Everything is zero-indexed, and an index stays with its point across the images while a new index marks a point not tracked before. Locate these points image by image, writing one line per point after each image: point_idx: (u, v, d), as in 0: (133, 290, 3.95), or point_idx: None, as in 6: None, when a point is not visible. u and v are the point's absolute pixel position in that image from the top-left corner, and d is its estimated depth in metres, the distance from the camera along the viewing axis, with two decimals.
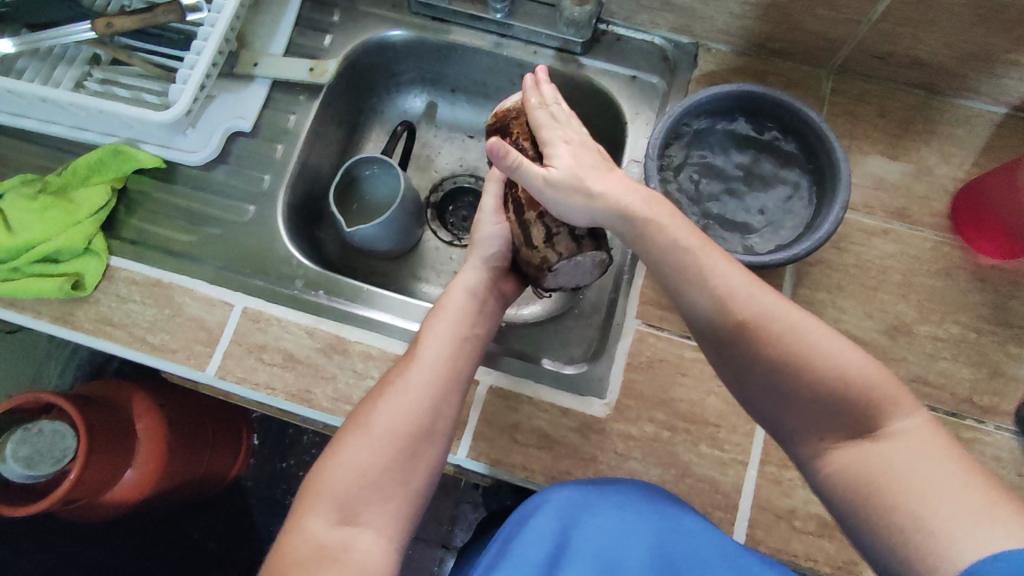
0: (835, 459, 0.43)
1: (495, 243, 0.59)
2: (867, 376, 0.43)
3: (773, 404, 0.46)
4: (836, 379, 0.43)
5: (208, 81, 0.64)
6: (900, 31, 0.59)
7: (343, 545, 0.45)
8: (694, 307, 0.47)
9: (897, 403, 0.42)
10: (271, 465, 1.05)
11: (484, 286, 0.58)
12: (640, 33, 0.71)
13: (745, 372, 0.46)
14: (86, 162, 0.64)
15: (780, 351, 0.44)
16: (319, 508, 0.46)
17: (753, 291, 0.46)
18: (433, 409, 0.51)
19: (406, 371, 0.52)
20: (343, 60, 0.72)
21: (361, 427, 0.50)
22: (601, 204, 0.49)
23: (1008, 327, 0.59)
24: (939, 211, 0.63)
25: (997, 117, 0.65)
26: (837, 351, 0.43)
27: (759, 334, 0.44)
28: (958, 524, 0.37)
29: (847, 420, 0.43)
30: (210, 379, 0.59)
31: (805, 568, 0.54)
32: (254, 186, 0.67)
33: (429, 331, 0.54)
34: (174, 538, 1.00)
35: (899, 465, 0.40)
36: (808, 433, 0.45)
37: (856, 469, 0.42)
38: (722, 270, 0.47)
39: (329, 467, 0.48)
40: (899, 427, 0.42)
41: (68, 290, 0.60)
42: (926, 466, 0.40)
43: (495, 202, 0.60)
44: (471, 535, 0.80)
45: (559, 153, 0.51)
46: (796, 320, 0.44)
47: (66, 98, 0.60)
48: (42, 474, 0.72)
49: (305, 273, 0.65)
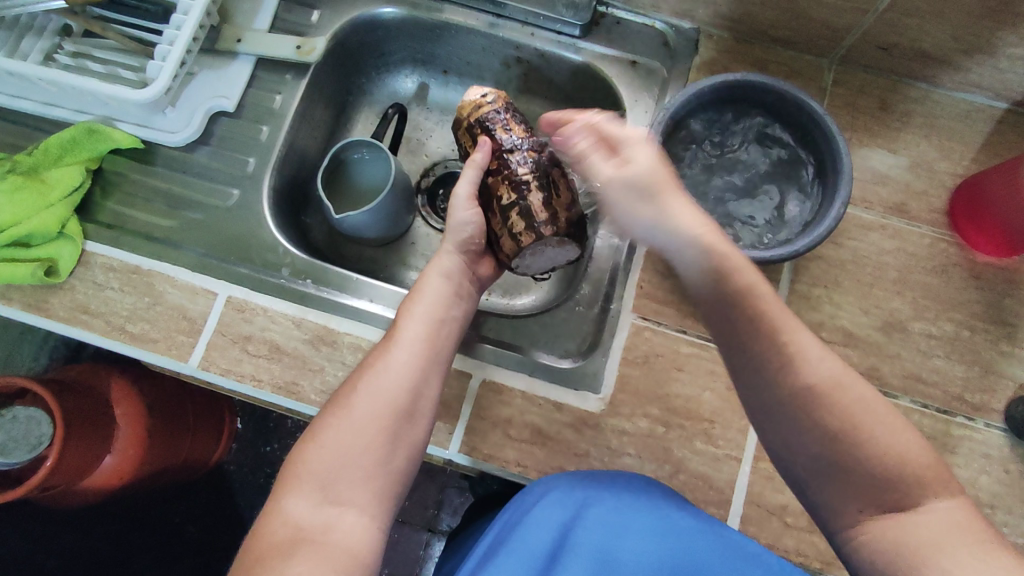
0: (870, 529, 0.43)
1: (470, 228, 0.57)
2: (914, 456, 0.43)
3: (812, 464, 0.45)
4: (886, 456, 0.43)
5: (189, 58, 0.62)
6: (906, 22, 0.58)
7: (323, 527, 0.44)
8: (752, 364, 0.47)
9: (939, 483, 0.42)
10: (253, 450, 1.03)
11: (461, 269, 0.57)
12: (640, 17, 0.69)
13: (787, 431, 0.46)
14: (59, 141, 0.61)
15: (840, 419, 0.44)
16: (300, 491, 0.45)
17: (823, 356, 0.45)
18: (414, 386, 0.50)
19: (386, 352, 0.51)
20: (331, 38, 0.69)
21: (341, 410, 0.48)
22: (672, 228, 0.47)
23: (1001, 325, 0.59)
24: (937, 207, 0.62)
25: (997, 113, 0.64)
26: (889, 432, 0.44)
27: (827, 402, 0.44)
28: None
29: (891, 495, 0.43)
30: (194, 371, 0.58)
31: (796, 563, 0.54)
32: (238, 168, 0.65)
33: (407, 312, 0.53)
34: (157, 524, 0.98)
35: (936, 540, 0.40)
36: (849, 509, 0.44)
37: (892, 539, 0.42)
38: (800, 344, 0.45)
39: (309, 449, 0.47)
40: (937, 506, 0.42)
41: (40, 276, 0.57)
42: (957, 541, 0.40)
43: (469, 189, 0.57)
44: (459, 523, 0.79)
45: (637, 157, 0.49)
46: (862, 397, 0.44)
47: (37, 72, 0.57)
48: (16, 461, 0.69)
49: (292, 260, 0.62)
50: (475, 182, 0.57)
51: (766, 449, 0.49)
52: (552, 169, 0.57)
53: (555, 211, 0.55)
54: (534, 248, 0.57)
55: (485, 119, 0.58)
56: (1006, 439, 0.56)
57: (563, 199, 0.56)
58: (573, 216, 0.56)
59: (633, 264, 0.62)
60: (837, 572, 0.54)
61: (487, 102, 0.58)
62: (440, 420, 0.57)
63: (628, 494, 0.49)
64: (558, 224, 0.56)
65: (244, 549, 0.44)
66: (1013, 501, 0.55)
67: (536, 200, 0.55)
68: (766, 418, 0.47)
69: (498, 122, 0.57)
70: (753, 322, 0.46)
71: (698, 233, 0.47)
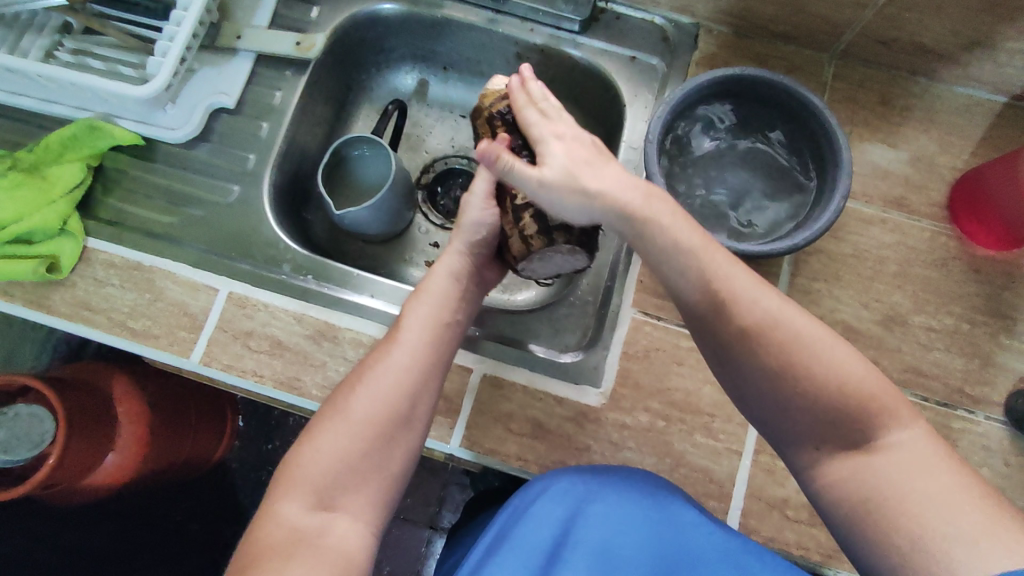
0: (832, 469, 0.43)
1: (485, 228, 0.56)
2: (868, 384, 0.43)
3: (762, 397, 0.45)
4: (839, 387, 0.42)
5: (189, 55, 0.62)
6: (906, 16, 0.58)
7: (318, 529, 0.44)
8: (695, 314, 0.47)
9: (896, 414, 0.42)
10: (255, 447, 1.03)
11: (466, 271, 0.56)
12: (639, 12, 0.69)
13: (732, 367, 0.46)
14: (59, 138, 0.61)
15: (783, 356, 0.43)
16: (297, 491, 0.45)
17: (755, 293, 0.45)
18: (413, 393, 0.50)
19: (387, 353, 0.51)
20: (331, 34, 0.69)
21: (340, 412, 0.48)
22: (595, 205, 0.46)
23: (1001, 319, 0.59)
24: (936, 201, 0.62)
25: (997, 106, 0.64)
26: (835, 357, 0.43)
27: (760, 338, 0.44)
28: (957, 544, 0.37)
29: (846, 430, 0.43)
30: (195, 367, 0.58)
31: (796, 556, 0.54)
32: (238, 165, 0.65)
33: (410, 313, 0.53)
34: (157, 521, 0.98)
35: (900, 474, 0.40)
36: (802, 442, 0.45)
37: (854, 483, 0.42)
38: (726, 274, 0.45)
39: (307, 449, 0.47)
40: (896, 439, 0.42)
41: (42, 273, 0.57)
42: (924, 475, 0.40)
43: (487, 186, 0.56)
44: (460, 518, 0.79)
45: (552, 150, 0.48)
46: (801, 329, 0.44)
47: (38, 69, 0.57)
48: (20, 458, 0.69)
49: (293, 256, 0.62)
50: (489, 181, 0.56)
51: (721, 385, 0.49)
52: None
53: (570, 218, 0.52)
54: (543, 254, 0.55)
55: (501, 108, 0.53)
56: (1006, 432, 0.56)
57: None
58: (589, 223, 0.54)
59: (631, 259, 0.62)
60: (838, 566, 0.54)
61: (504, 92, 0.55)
62: (441, 415, 0.57)
63: (628, 486, 0.50)
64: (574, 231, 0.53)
65: (240, 550, 0.44)
66: (1014, 494, 0.55)
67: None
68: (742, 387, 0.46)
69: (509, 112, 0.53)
70: (699, 280, 0.45)
71: (622, 198, 0.46)
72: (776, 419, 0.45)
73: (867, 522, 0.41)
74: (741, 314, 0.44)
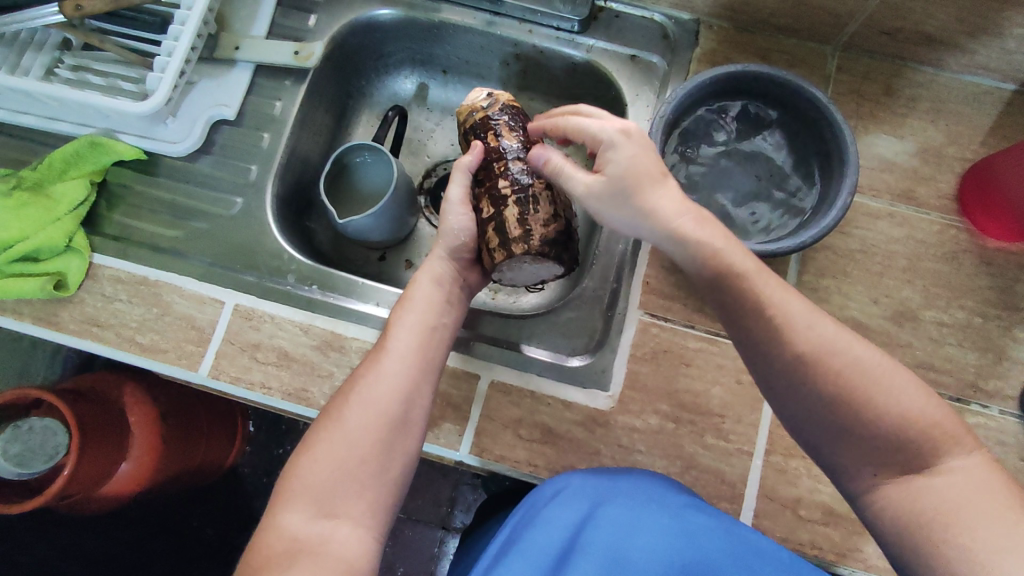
0: (887, 492, 0.43)
1: (460, 235, 0.56)
2: (920, 411, 0.43)
3: (821, 425, 0.45)
4: (898, 421, 0.42)
5: (187, 67, 0.62)
6: (910, 6, 0.57)
7: (320, 539, 0.44)
8: (751, 340, 0.46)
9: (955, 441, 0.42)
10: (268, 453, 1.03)
11: (452, 275, 0.57)
12: (638, 10, 0.68)
13: (791, 399, 0.46)
14: (62, 155, 0.61)
15: (842, 387, 0.43)
16: (295, 504, 0.45)
17: (813, 322, 0.45)
18: (406, 398, 0.49)
19: (376, 362, 0.51)
20: (329, 42, 0.69)
21: (333, 423, 0.48)
22: (648, 219, 0.47)
23: (1014, 310, 0.58)
24: (946, 193, 0.61)
25: (1005, 95, 0.63)
26: (899, 389, 0.43)
27: (820, 368, 0.44)
28: (1008, 556, 0.37)
29: (902, 455, 0.43)
30: (204, 380, 0.58)
31: (810, 555, 0.54)
32: (241, 176, 0.65)
33: (398, 320, 0.53)
34: (175, 526, 0.99)
35: (961, 500, 0.40)
36: (858, 465, 0.44)
37: (912, 504, 0.42)
38: (780, 297, 0.45)
39: (303, 462, 0.47)
40: (955, 466, 0.42)
41: (50, 290, 0.58)
42: (981, 500, 0.40)
43: (462, 192, 0.56)
44: (473, 520, 0.79)
45: (614, 155, 0.48)
46: (859, 358, 0.44)
47: (40, 88, 0.57)
48: (35, 471, 0.70)
49: (298, 266, 0.63)
50: (466, 185, 0.56)
51: (778, 416, 0.48)
52: (533, 183, 0.54)
53: (528, 229, 0.53)
54: (510, 264, 0.55)
55: (480, 122, 0.57)
56: (1021, 426, 0.56)
57: (540, 216, 0.54)
58: (550, 235, 0.54)
59: (638, 258, 0.61)
60: (852, 564, 0.54)
61: (483, 106, 0.58)
62: (450, 422, 0.57)
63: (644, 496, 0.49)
64: (532, 242, 0.53)
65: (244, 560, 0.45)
66: None
67: (511, 216, 0.53)
68: (778, 388, 0.46)
69: (499, 118, 0.57)
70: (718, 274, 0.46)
71: (675, 222, 0.46)
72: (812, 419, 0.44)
73: (917, 543, 0.41)
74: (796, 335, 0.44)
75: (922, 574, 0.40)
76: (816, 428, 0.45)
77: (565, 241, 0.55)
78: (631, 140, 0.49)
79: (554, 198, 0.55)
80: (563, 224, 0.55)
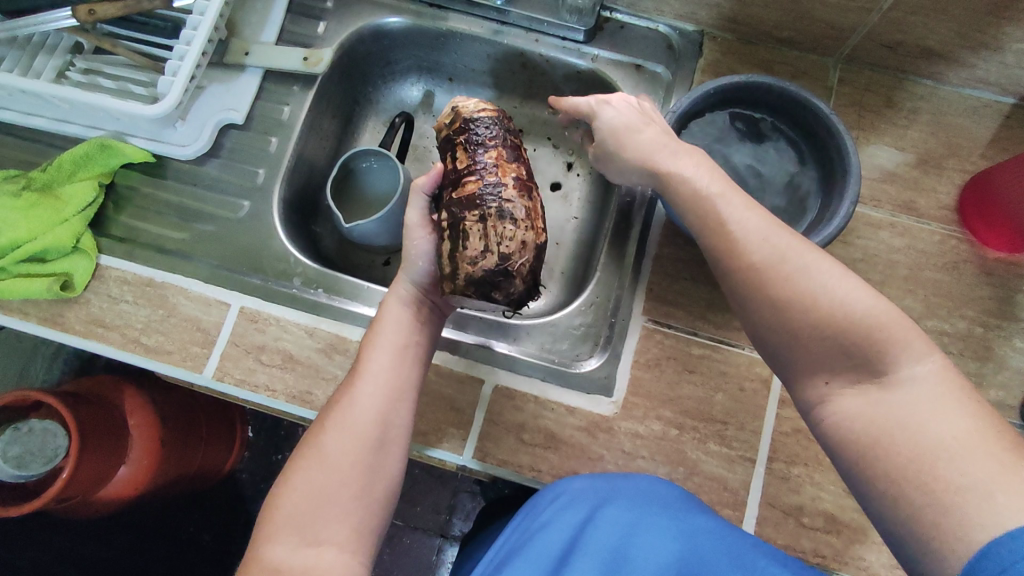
0: (838, 403, 0.40)
1: (421, 259, 0.56)
2: (883, 316, 0.39)
3: (774, 328, 0.42)
4: (846, 323, 0.39)
5: (198, 72, 0.62)
6: (911, 20, 0.58)
7: (303, 568, 0.43)
8: (714, 253, 0.46)
9: (906, 345, 0.38)
10: (265, 458, 1.03)
11: (422, 296, 0.57)
12: (643, 21, 0.69)
13: (744, 303, 0.44)
14: (72, 157, 0.61)
15: (790, 290, 0.41)
16: (279, 535, 0.45)
17: (768, 234, 0.43)
18: (381, 419, 0.49)
19: (351, 387, 0.50)
20: (338, 48, 0.69)
21: (311, 451, 0.48)
22: (633, 167, 0.52)
23: (1014, 321, 0.59)
24: (946, 204, 0.62)
25: (1004, 108, 0.64)
26: (849, 290, 0.40)
27: (769, 276, 0.42)
28: (969, 492, 0.33)
29: (859, 364, 0.39)
30: (208, 382, 0.58)
31: (812, 563, 0.54)
32: (248, 180, 0.65)
33: (371, 344, 0.53)
34: (171, 531, 0.98)
35: (919, 416, 0.36)
36: (812, 377, 0.42)
37: (863, 418, 0.38)
38: (739, 215, 0.45)
39: (283, 492, 0.47)
40: (914, 375, 0.38)
41: (56, 291, 0.58)
42: (934, 416, 0.36)
43: (419, 215, 0.56)
44: (473, 527, 0.79)
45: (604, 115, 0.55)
46: (806, 265, 0.42)
47: (51, 90, 0.58)
48: (33, 474, 0.70)
49: (304, 270, 0.63)
50: (423, 209, 0.56)
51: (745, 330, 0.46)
52: (465, 217, 0.52)
53: (455, 266, 0.52)
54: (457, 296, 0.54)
55: (450, 140, 0.57)
56: None
57: (469, 253, 0.51)
58: (477, 273, 0.51)
59: (642, 266, 0.62)
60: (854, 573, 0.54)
61: (447, 124, 0.57)
62: (453, 427, 0.57)
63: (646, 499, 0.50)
64: (456, 281, 0.52)
65: None
66: None
67: (444, 251, 0.53)
68: (738, 300, 0.44)
69: (463, 138, 0.56)
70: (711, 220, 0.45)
71: (652, 158, 0.50)
72: (801, 377, 0.42)
73: (869, 468, 0.37)
74: (750, 245, 0.43)
75: (881, 506, 0.37)
76: (773, 338, 0.43)
77: (498, 279, 0.52)
78: (612, 106, 0.55)
79: (489, 231, 0.51)
80: (498, 258, 0.51)
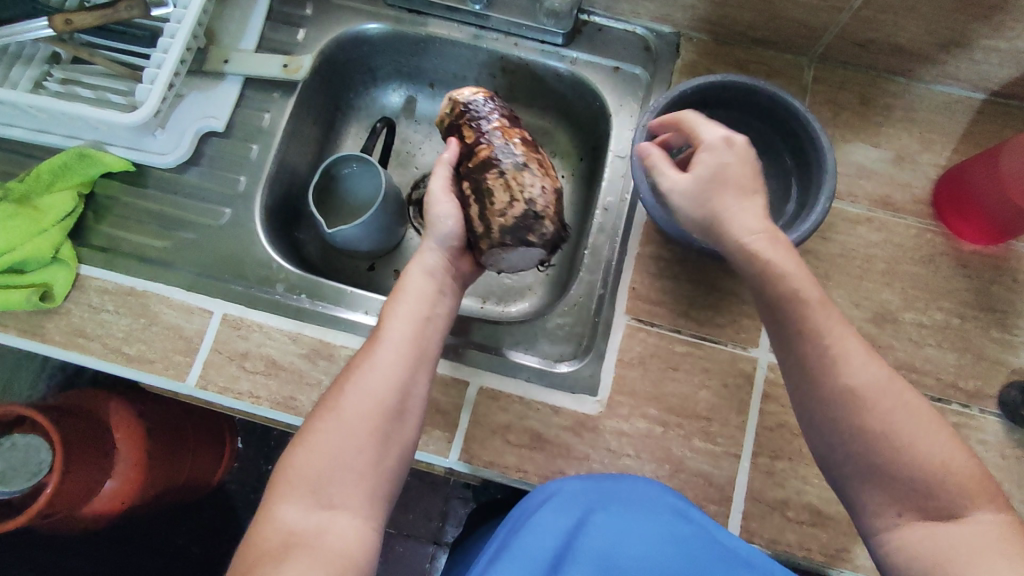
0: (902, 531, 0.42)
1: (447, 222, 0.56)
2: (961, 469, 0.42)
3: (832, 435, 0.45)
4: (926, 463, 0.42)
5: (177, 79, 0.62)
6: (881, 18, 0.59)
7: (317, 530, 0.43)
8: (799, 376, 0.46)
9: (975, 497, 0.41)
10: (255, 468, 1.02)
11: (444, 266, 0.56)
12: (621, 23, 0.70)
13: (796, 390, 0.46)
14: (50, 166, 0.61)
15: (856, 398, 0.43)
16: (291, 496, 0.44)
17: (866, 362, 0.44)
18: (401, 387, 0.49)
19: (372, 352, 0.50)
20: (317, 55, 0.70)
21: (329, 413, 0.48)
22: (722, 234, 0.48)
23: (990, 312, 0.60)
24: (921, 198, 0.63)
25: (975, 103, 0.65)
26: (928, 440, 0.42)
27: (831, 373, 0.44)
28: None
29: (926, 497, 0.41)
30: (190, 390, 0.58)
31: (799, 556, 0.54)
32: (230, 187, 0.65)
33: (392, 311, 0.52)
34: (159, 545, 0.97)
35: (969, 544, 0.39)
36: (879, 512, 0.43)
37: (926, 547, 0.40)
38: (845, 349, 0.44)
39: (299, 452, 0.46)
40: (982, 517, 0.40)
41: (36, 301, 0.57)
42: (989, 556, 0.38)
43: (443, 182, 0.57)
44: (464, 533, 0.79)
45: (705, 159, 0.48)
46: (882, 379, 0.44)
47: (28, 99, 0.58)
48: (17, 490, 0.68)
49: (286, 276, 0.63)
50: (446, 176, 0.58)
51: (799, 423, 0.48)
52: (488, 177, 0.56)
53: (487, 223, 0.55)
54: (493, 257, 0.58)
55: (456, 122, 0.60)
56: (1000, 424, 0.57)
57: (496, 207, 0.55)
58: (509, 222, 0.55)
59: (624, 267, 0.62)
60: (842, 565, 0.54)
61: (448, 111, 0.61)
62: (439, 429, 0.57)
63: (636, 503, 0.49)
64: (492, 236, 0.55)
65: (236, 558, 0.43)
66: (1013, 489, 0.55)
67: (472, 213, 0.56)
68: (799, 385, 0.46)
69: (465, 116, 0.59)
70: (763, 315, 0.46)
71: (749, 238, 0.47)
72: (856, 488, 0.44)
73: None
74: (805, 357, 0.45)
75: None
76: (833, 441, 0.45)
77: (529, 223, 0.55)
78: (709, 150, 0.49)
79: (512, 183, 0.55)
80: (526, 206, 0.55)
